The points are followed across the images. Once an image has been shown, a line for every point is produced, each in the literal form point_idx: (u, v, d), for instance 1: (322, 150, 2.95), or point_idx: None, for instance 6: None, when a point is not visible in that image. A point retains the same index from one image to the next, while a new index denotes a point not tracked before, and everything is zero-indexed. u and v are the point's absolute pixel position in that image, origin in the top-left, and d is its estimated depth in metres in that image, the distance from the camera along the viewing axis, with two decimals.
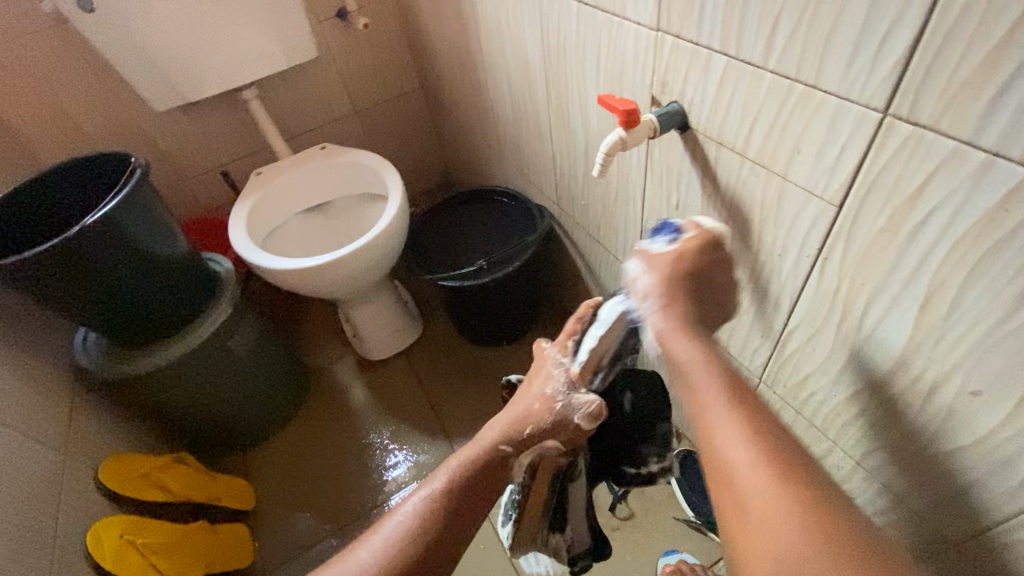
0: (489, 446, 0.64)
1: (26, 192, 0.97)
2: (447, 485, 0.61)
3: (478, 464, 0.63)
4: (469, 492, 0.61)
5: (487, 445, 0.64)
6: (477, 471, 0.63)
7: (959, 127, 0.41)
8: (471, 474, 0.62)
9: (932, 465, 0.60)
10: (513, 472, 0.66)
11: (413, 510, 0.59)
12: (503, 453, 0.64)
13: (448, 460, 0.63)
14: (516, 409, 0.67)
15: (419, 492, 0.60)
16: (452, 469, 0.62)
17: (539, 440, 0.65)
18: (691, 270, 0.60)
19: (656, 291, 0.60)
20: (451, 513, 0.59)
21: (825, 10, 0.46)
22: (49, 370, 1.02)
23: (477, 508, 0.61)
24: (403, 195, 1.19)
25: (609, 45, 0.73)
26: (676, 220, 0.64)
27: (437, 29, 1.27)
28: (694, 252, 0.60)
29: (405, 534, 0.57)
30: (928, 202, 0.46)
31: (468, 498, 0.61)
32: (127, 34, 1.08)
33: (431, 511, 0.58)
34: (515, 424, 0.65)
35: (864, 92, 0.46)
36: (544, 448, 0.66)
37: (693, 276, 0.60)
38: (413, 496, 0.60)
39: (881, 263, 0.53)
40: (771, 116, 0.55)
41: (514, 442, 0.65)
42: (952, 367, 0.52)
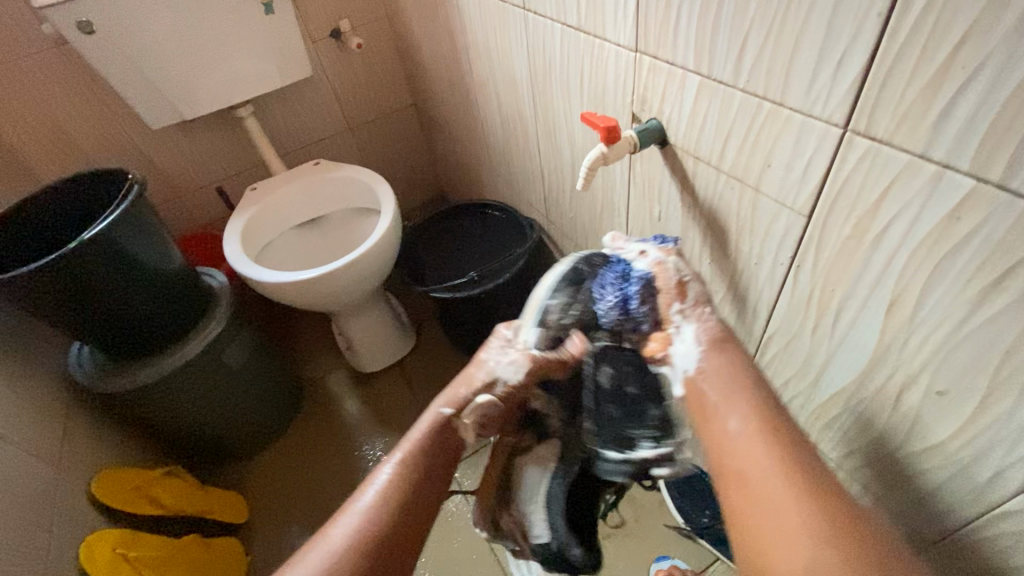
0: (434, 416, 0.68)
1: (24, 209, 0.98)
2: (404, 460, 0.64)
3: (429, 433, 0.67)
4: (424, 462, 0.65)
5: (432, 416, 0.68)
6: (428, 439, 0.67)
7: (912, 142, 0.44)
8: (424, 445, 0.66)
9: (905, 465, 0.62)
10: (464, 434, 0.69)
11: (377, 486, 0.62)
12: (448, 417, 0.68)
13: (404, 437, 0.67)
14: (456, 380, 0.71)
15: (381, 470, 0.64)
16: (407, 445, 0.66)
17: (473, 398, 0.69)
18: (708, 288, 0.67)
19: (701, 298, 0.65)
20: (411, 481, 0.63)
21: (789, 31, 0.49)
22: (43, 383, 1.02)
23: (435, 475, 0.65)
24: (395, 209, 1.22)
25: (591, 63, 0.76)
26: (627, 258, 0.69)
27: (428, 49, 1.30)
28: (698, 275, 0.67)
29: (370, 510, 0.60)
30: (888, 212, 0.49)
31: (426, 467, 0.65)
32: (126, 54, 1.11)
33: (393, 484, 0.62)
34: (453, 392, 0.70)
35: (826, 108, 0.49)
36: (486, 409, 0.68)
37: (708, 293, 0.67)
38: (376, 474, 0.63)
39: (848, 270, 0.56)
40: (743, 131, 0.58)
41: (456, 405, 0.69)
42: (918, 369, 0.54)
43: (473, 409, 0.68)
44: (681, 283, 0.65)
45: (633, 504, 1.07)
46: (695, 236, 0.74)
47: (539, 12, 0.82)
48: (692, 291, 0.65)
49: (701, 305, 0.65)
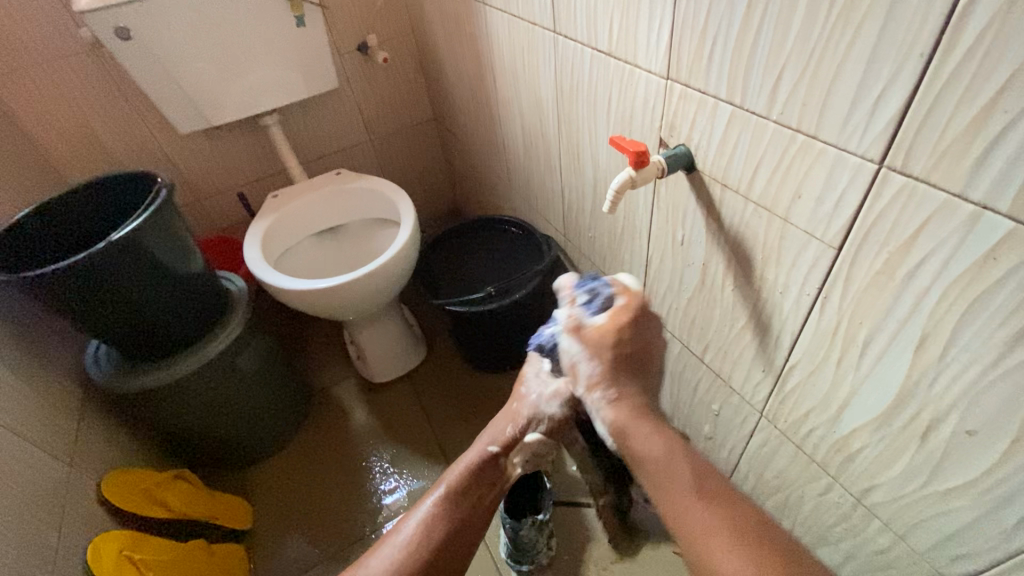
0: (480, 451, 0.70)
1: (54, 209, 1.00)
2: (450, 489, 0.66)
3: (474, 467, 0.69)
4: (469, 497, 0.67)
5: (478, 449, 0.70)
6: (473, 474, 0.68)
7: (949, 180, 0.45)
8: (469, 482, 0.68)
9: (928, 503, 0.61)
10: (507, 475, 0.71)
11: (419, 518, 0.64)
12: (495, 454, 0.70)
13: (451, 467, 0.69)
14: (500, 417, 0.74)
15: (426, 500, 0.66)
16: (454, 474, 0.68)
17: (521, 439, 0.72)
18: (624, 348, 0.65)
19: (598, 380, 0.64)
20: (450, 521, 0.64)
21: (826, 67, 0.50)
22: (60, 381, 1.03)
23: (478, 509, 0.67)
24: (414, 221, 1.23)
25: (620, 88, 0.77)
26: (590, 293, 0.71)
27: (453, 66, 1.32)
28: (625, 325, 0.65)
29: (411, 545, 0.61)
30: (922, 249, 0.49)
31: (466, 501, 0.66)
32: (160, 61, 1.14)
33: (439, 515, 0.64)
34: (501, 426, 0.72)
35: (862, 144, 0.50)
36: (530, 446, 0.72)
37: (623, 356, 0.65)
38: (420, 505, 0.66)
39: (877, 304, 0.55)
40: (774, 162, 0.59)
41: (501, 442, 0.71)
42: (948, 407, 0.54)
43: (523, 450, 0.72)
44: (574, 366, 0.66)
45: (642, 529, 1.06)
46: (719, 263, 0.74)
47: (569, 36, 0.83)
48: (584, 373, 0.65)
49: (597, 388, 0.64)
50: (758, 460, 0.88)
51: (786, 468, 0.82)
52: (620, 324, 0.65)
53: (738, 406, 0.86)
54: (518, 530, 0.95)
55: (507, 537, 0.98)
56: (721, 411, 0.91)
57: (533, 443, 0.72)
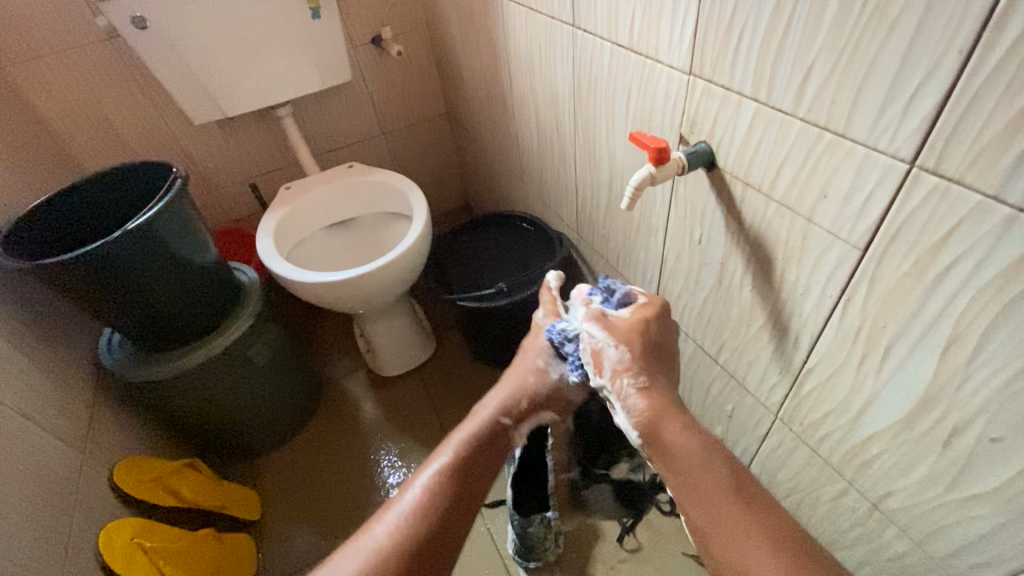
0: (491, 420, 0.70)
1: (71, 196, 1.01)
2: (455, 454, 0.66)
3: (482, 435, 0.69)
4: (473, 460, 0.66)
5: (487, 417, 0.70)
6: (483, 444, 0.68)
7: (985, 182, 0.43)
8: (477, 450, 0.67)
9: (948, 509, 0.60)
10: (513, 442, 0.72)
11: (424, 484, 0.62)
12: (505, 424, 0.71)
13: (455, 432, 0.69)
14: (507, 384, 0.74)
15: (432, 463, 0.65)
16: (459, 438, 0.68)
17: (532, 411, 0.74)
18: (649, 342, 0.67)
19: (626, 368, 0.65)
20: (461, 483, 0.63)
21: (858, 63, 0.48)
22: (74, 368, 1.04)
23: (484, 477, 0.66)
24: (426, 215, 1.22)
25: (640, 84, 0.76)
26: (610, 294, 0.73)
27: (468, 60, 1.32)
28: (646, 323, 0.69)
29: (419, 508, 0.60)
30: (953, 251, 0.48)
31: (474, 474, 0.65)
32: (175, 50, 1.14)
33: (441, 477, 0.63)
34: (513, 395, 0.73)
35: (893, 143, 0.49)
36: (539, 418, 0.75)
37: (649, 347, 0.67)
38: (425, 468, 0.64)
39: (903, 308, 0.54)
40: (800, 160, 0.58)
41: (514, 414, 0.72)
42: (973, 413, 0.53)
43: (531, 422, 0.74)
44: (598, 352, 0.67)
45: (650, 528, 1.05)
46: (737, 262, 0.73)
47: (589, 30, 0.82)
48: (608, 359, 0.66)
49: (623, 376, 0.65)
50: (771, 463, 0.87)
51: (801, 471, 0.81)
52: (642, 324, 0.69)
53: (752, 408, 0.85)
54: (528, 527, 0.96)
55: (515, 533, 0.98)
56: (734, 412, 0.90)
57: (540, 415, 0.75)
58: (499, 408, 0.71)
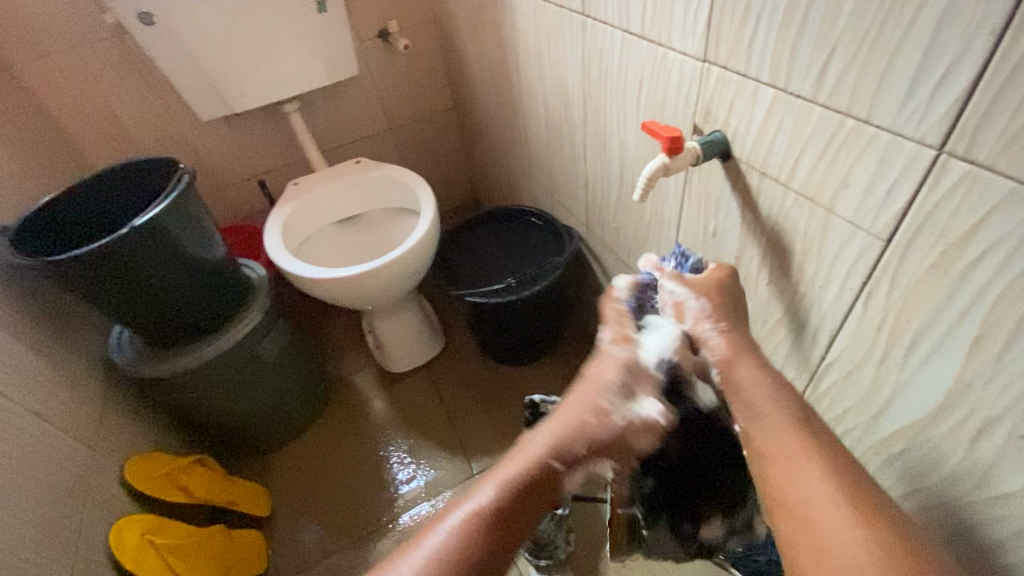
0: (542, 465, 0.56)
1: (80, 193, 1.01)
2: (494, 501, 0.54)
3: (528, 480, 0.56)
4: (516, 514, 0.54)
5: (537, 460, 0.57)
6: (527, 488, 0.55)
7: (1019, 168, 0.41)
8: (519, 494, 0.55)
9: (975, 510, 0.58)
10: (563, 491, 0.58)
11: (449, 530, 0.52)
12: (555, 472, 0.57)
13: (497, 468, 0.57)
14: (566, 415, 0.60)
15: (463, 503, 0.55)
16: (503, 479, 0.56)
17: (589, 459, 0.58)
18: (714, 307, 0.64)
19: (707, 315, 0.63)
20: (492, 535, 0.53)
21: (883, 45, 0.46)
22: (84, 365, 1.04)
23: (523, 530, 0.55)
24: (434, 210, 1.21)
25: (652, 72, 0.74)
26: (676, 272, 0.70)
27: (475, 52, 1.30)
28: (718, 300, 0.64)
29: (439, 560, 0.51)
30: (984, 242, 0.46)
31: (507, 526, 0.54)
32: (182, 46, 1.13)
33: (472, 531, 0.52)
34: (569, 438, 0.58)
35: (919, 129, 0.47)
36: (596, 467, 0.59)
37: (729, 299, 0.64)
38: (456, 508, 0.54)
39: (928, 301, 0.52)
40: (820, 148, 0.56)
41: (565, 460, 0.57)
42: (1003, 411, 0.51)
43: (588, 467, 0.59)
44: (678, 303, 0.65)
45: None
46: (753, 255, 0.71)
47: (599, 18, 0.80)
48: (689, 310, 0.64)
49: (704, 321, 0.63)
50: None
51: None
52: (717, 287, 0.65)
53: None
54: (538, 524, 0.94)
55: (526, 531, 0.97)
56: None
57: (599, 462, 0.59)
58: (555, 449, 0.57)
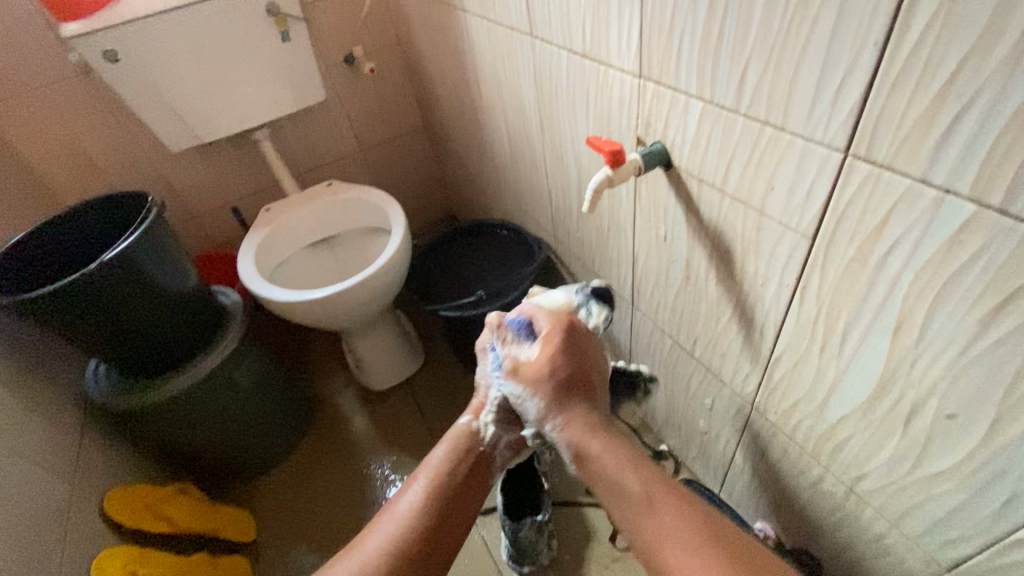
0: (458, 427, 0.77)
1: (52, 231, 1.02)
2: (428, 483, 0.69)
3: (456, 448, 0.75)
4: (453, 493, 0.70)
5: (457, 435, 0.76)
6: (458, 456, 0.74)
7: (912, 167, 0.45)
8: (453, 461, 0.73)
9: (916, 488, 0.61)
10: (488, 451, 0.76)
11: (406, 503, 0.67)
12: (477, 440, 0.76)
13: (433, 450, 0.75)
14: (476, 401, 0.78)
15: (411, 485, 0.70)
16: (431, 466, 0.72)
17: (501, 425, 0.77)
18: (561, 377, 0.67)
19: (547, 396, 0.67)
20: (444, 497, 0.68)
21: (789, 57, 0.50)
22: (59, 400, 1.04)
23: (468, 500, 0.70)
24: (405, 229, 1.23)
25: (596, 88, 0.78)
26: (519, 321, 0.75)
27: (438, 73, 1.34)
28: (558, 350, 0.69)
29: (404, 521, 0.65)
30: (891, 235, 0.49)
31: (452, 479, 0.71)
32: (147, 81, 1.15)
33: (425, 500, 0.67)
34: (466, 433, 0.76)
35: (827, 134, 0.50)
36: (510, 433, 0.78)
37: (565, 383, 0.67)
38: (405, 489, 0.69)
39: (853, 293, 0.56)
40: (746, 155, 0.59)
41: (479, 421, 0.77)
42: (928, 392, 0.54)
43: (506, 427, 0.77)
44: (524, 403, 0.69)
45: None
46: (701, 257, 0.75)
47: (546, 39, 0.84)
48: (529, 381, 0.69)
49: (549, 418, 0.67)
50: (753, 453, 0.88)
51: (780, 459, 0.82)
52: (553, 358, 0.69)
53: (729, 399, 0.86)
54: (518, 531, 0.96)
55: (507, 539, 0.98)
56: (713, 405, 0.91)
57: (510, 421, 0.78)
58: (472, 432, 0.76)
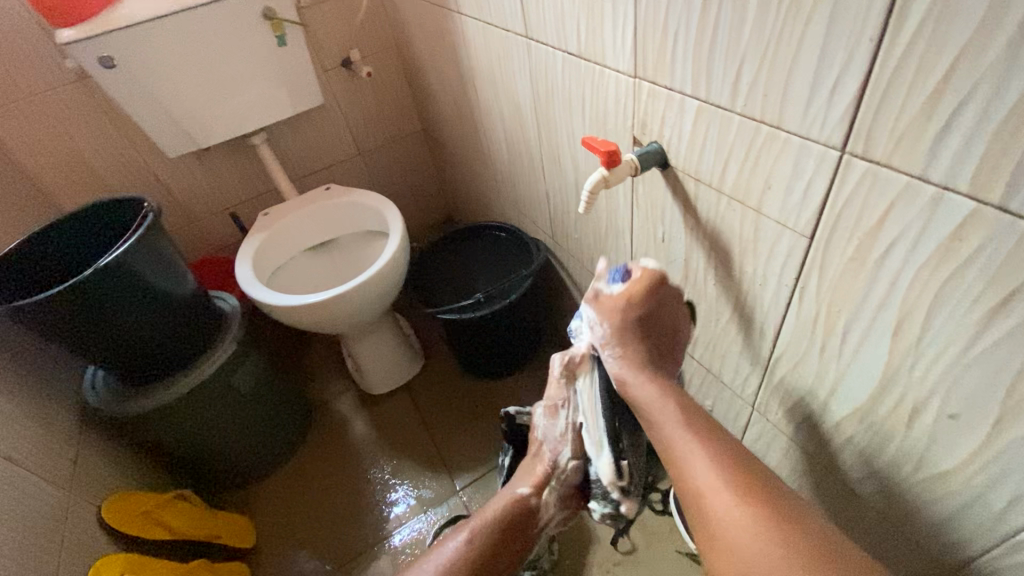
0: (514, 494, 0.79)
1: (49, 237, 1.02)
2: (474, 541, 0.74)
3: (508, 518, 0.78)
4: (494, 547, 0.75)
5: (508, 499, 0.79)
6: (508, 527, 0.77)
7: (910, 164, 0.44)
8: (503, 529, 0.77)
9: (919, 490, 0.60)
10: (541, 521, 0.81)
11: (448, 554, 0.73)
12: (532, 505, 0.79)
13: (489, 504, 0.79)
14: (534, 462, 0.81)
15: (454, 537, 0.75)
16: (480, 517, 0.77)
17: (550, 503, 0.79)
18: (634, 317, 0.69)
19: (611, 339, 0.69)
20: (483, 559, 0.74)
21: (783, 55, 0.49)
22: (56, 407, 1.04)
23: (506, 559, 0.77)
24: (403, 232, 1.23)
25: (592, 89, 0.77)
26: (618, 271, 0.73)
27: (436, 76, 1.33)
28: (642, 292, 0.69)
29: (445, 572, 0.71)
30: (890, 233, 0.49)
31: (496, 546, 0.76)
32: (144, 86, 1.15)
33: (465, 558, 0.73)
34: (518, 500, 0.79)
35: (823, 131, 0.50)
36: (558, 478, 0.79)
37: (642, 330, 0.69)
38: (449, 539, 0.75)
39: (853, 292, 0.55)
40: (742, 154, 0.59)
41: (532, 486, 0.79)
42: (929, 391, 0.53)
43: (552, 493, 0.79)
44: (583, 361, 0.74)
45: (643, 529, 1.05)
46: (699, 257, 0.74)
47: (541, 40, 0.84)
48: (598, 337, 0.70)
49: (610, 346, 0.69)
50: (754, 455, 0.87)
51: (782, 461, 0.81)
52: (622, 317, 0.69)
53: (730, 400, 0.85)
54: None
55: None
56: (714, 406, 0.90)
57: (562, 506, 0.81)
58: (521, 500, 0.79)
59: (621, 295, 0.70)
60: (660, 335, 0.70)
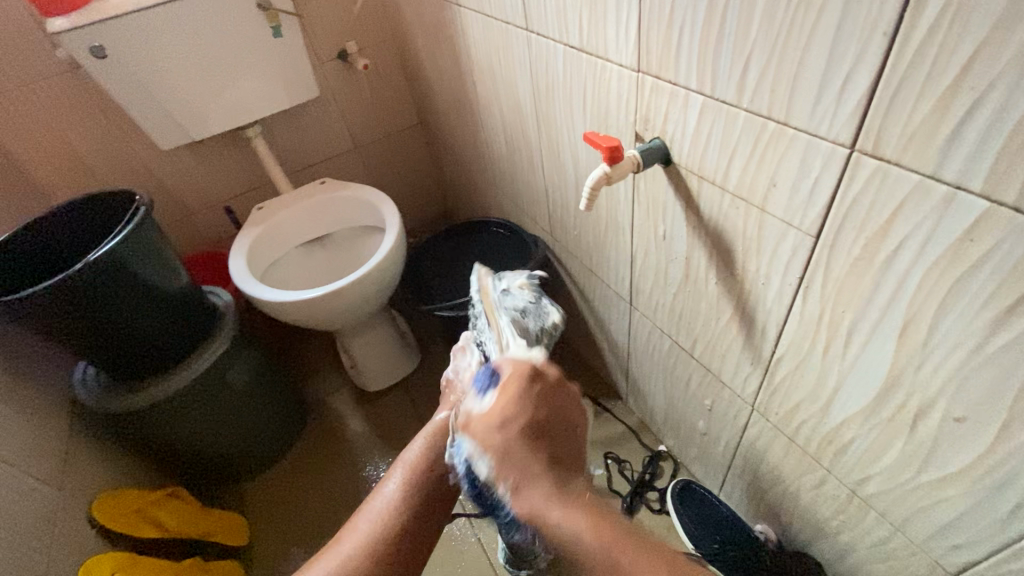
0: (435, 422, 0.70)
1: (38, 231, 1.00)
2: (404, 480, 0.66)
3: (437, 440, 0.69)
4: (428, 480, 0.66)
5: (436, 426, 0.70)
6: (439, 449, 0.68)
7: (922, 163, 0.43)
8: (433, 455, 0.68)
9: (923, 493, 0.60)
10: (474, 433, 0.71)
11: (380, 505, 0.64)
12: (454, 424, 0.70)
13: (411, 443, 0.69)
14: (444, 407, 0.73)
15: (386, 484, 0.66)
16: (409, 460, 0.68)
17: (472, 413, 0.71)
18: (524, 425, 0.56)
19: (496, 451, 0.55)
20: (418, 496, 0.65)
21: (793, 48, 0.48)
22: (47, 403, 1.02)
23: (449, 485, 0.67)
24: (399, 228, 1.21)
25: (594, 83, 0.76)
26: (490, 366, 0.63)
27: (434, 70, 1.32)
28: (513, 395, 0.57)
29: (379, 519, 0.62)
30: (899, 233, 0.48)
31: (429, 469, 0.67)
32: (135, 76, 1.12)
33: (399, 500, 0.64)
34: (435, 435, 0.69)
35: (832, 128, 0.48)
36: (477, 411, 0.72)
37: (531, 436, 0.55)
38: (379, 490, 0.66)
39: (859, 292, 0.54)
40: (747, 151, 0.58)
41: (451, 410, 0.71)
42: (936, 394, 0.52)
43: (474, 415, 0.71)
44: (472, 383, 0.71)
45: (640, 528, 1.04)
46: (701, 256, 0.73)
47: (542, 33, 0.82)
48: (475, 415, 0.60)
49: (502, 479, 0.55)
50: (753, 454, 0.86)
51: (781, 461, 0.80)
52: (517, 396, 0.57)
53: (730, 400, 0.84)
54: (515, 534, 0.94)
55: (505, 542, 0.96)
56: (713, 405, 0.89)
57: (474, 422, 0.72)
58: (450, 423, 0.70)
59: (488, 414, 0.57)
60: (555, 420, 0.58)
